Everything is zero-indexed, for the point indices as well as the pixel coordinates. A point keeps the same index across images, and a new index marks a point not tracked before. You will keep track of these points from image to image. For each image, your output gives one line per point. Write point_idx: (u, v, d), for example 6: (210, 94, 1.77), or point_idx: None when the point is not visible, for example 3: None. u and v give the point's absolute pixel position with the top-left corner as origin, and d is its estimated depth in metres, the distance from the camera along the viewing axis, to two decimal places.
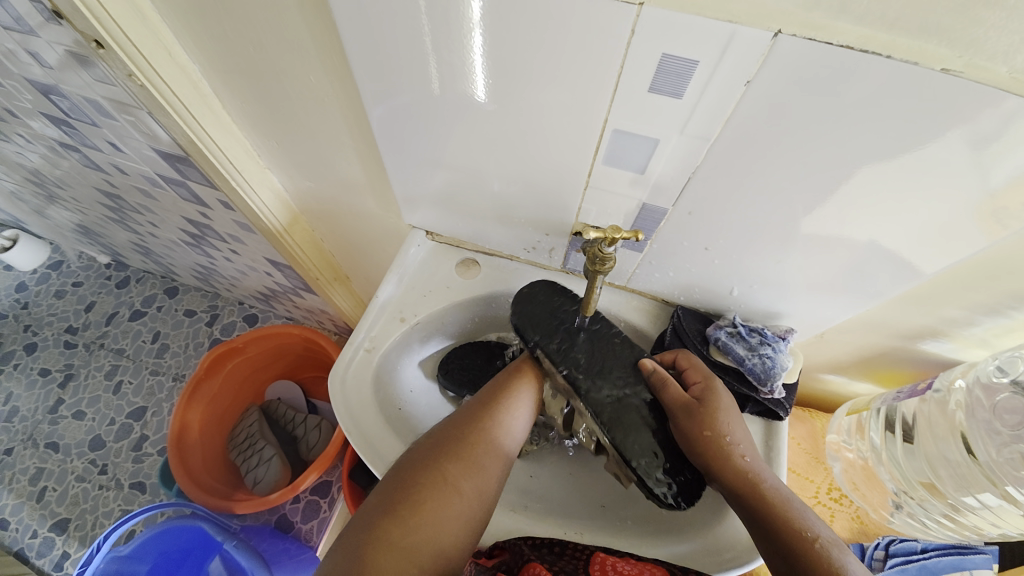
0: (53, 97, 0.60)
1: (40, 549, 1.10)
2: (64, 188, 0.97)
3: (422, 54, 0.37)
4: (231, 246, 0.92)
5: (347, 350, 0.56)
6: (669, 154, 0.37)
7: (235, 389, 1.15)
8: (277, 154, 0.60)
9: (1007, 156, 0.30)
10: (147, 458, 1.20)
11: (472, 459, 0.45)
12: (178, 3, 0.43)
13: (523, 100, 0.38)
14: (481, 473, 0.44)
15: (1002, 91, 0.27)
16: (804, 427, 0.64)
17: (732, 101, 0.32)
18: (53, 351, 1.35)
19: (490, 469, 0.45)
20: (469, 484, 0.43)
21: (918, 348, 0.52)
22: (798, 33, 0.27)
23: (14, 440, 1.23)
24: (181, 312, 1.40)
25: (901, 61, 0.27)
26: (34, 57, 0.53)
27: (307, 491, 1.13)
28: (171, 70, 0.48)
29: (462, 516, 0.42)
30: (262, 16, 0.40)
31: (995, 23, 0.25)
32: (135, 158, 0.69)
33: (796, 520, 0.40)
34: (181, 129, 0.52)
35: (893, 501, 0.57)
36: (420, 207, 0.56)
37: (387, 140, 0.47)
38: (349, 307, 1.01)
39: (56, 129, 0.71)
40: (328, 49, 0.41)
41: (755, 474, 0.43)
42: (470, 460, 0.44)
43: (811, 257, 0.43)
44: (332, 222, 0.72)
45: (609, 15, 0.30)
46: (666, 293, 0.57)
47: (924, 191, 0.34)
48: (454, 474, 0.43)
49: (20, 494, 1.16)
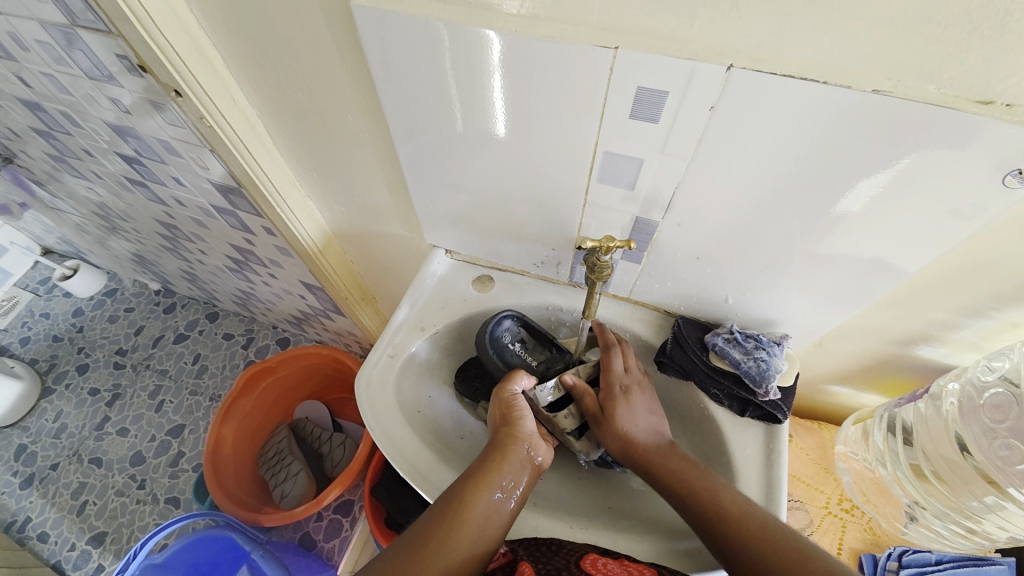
0: (127, 138, 0.70)
1: (76, 562, 1.15)
2: (127, 219, 1.09)
3: (442, 94, 0.44)
4: (270, 270, 1.00)
5: (372, 355, 0.61)
6: (653, 171, 0.42)
7: (267, 407, 1.22)
8: (317, 185, 0.68)
9: (947, 164, 0.34)
10: (182, 474, 1.26)
11: (486, 496, 0.48)
12: (241, 59, 0.52)
13: (526, 129, 0.44)
14: (492, 510, 0.48)
15: (930, 105, 0.31)
16: (812, 437, 0.67)
17: (700, 124, 0.37)
18: (103, 372, 1.46)
19: (501, 506, 0.48)
20: (485, 520, 0.47)
21: (914, 355, 0.55)
22: (748, 66, 0.33)
23: (61, 455, 1.31)
24: (220, 335, 1.50)
25: (836, 85, 0.32)
26: (114, 103, 0.62)
27: (330, 509, 1.17)
28: (233, 112, 0.57)
29: (482, 548, 0.46)
30: (309, 67, 0.48)
31: (913, 50, 0.30)
32: (193, 191, 0.79)
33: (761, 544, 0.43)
34: (237, 162, 0.61)
35: (907, 512, 0.58)
36: (440, 228, 0.63)
37: (412, 168, 0.54)
38: (375, 327, 1.08)
39: (127, 166, 0.81)
40: (362, 91, 0.49)
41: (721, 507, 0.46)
42: (485, 494, 0.48)
43: (794, 265, 0.47)
44: (361, 245, 0.80)
45: (591, 56, 0.36)
46: (667, 304, 0.60)
47: (880, 199, 0.38)
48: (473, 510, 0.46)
49: (61, 508, 1.23)
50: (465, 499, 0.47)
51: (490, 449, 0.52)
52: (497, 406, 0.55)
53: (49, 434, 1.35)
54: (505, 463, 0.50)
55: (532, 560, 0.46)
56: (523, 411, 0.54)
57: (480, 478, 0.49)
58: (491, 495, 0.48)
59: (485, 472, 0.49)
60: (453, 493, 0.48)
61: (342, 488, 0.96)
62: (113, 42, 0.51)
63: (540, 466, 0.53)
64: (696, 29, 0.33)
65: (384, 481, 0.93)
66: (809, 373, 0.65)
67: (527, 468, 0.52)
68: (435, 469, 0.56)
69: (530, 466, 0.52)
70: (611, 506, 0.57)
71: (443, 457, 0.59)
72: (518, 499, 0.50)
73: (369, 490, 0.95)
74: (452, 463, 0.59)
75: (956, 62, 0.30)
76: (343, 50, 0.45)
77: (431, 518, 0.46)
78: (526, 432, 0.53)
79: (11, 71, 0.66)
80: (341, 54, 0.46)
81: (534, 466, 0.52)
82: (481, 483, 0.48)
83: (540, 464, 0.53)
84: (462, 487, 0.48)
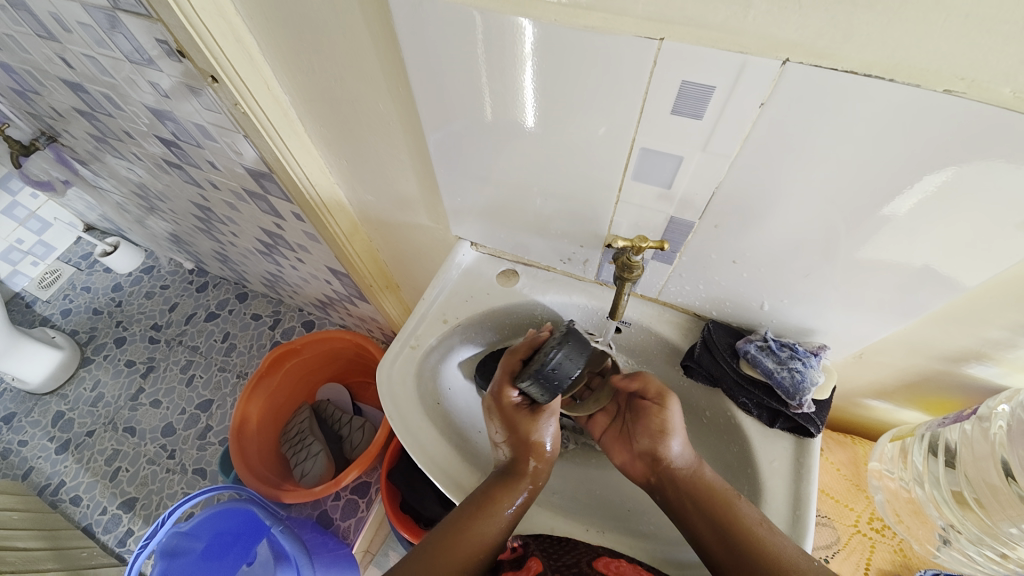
0: (166, 122, 0.72)
1: (108, 525, 1.21)
2: (165, 200, 1.12)
3: (476, 86, 0.43)
4: (298, 255, 1.02)
5: (394, 346, 0.61)
6: (692, 170, 0.41)
7: (291, 386, 1.24)
8: (345, 172, 0.68)
9: (1020, 173, 0.31)
10: (210, 447, 1.31)
11: (493, 521, 0.47)
12: (277, 44, 0.51)
13: (562, 123, 0.42)
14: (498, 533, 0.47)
15: (1005, 111, 0.29)
16: (844, 453, 0.64)
17: (747, 122, 0.35)
18: (139, 345, 1.52)
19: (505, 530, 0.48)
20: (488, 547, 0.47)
21: (963, 373, 0.52)
22: (805, 61, 0.31)
23: (98, 423, 1.38)
24: (248, 315, 1.54)
25: (903, 84, 0.30)
26: (153, 86, 0.64)
27: (347, 489, 1.19)
28: (265, 98, 0.57)
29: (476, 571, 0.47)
30: (343, 55, 0.48)
31: (990, 49, 0.27)
32: (226, 175, 0.80)
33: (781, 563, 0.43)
34: (268, 147, 0.61)
35: (940, 535, 0.55)
36: (467, 220, 0.62)
37: (442, 159, 0.53)
38: (397, 314, 1.09)
39: (164, 148, 0.83)
40: (393, 80, 0.48)
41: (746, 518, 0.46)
42: (495, 522, 0.47)
43: (838, 273, 0.44)
44: (386, 233, 0.80)
45: (633, 47, 0.34)
46: (697, 307, 0.59)
47: (934, 208, 0.35)
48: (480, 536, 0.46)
49: (96, 473, 1.29)
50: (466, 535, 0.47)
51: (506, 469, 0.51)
52: (506, 417, 0.52)
53: (87, 401, 1.42)
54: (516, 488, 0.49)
55: (545, 556, 0.47)
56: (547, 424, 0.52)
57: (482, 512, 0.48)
58: (494, 530, 0.47)
59: (491, 501, 0.48)
60: (457, 519, 0.48)
61: (360, 471, 0.97)
62: (152, 25, 0.51)
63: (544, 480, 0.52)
64: (749, 21, 0.31)
65: (402, 467, 0.94)
66: (844, 385, 0.62)
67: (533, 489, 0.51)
68: (451, 461, 0.56)
69: (539, 485, 0.51)
70: (629, 507, 0.57)
71: (462, 449, 0.59)
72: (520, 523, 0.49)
73: (387, 475, 0.96)
74: (471, 456, 0.59)
75: None
76: (374, 34, 0.44)
77: (431, 546, 0.47)
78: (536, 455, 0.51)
79: (55, 52, 0.68)
80: (374, 38, 0.45)
81: (539, 484, 0.51)
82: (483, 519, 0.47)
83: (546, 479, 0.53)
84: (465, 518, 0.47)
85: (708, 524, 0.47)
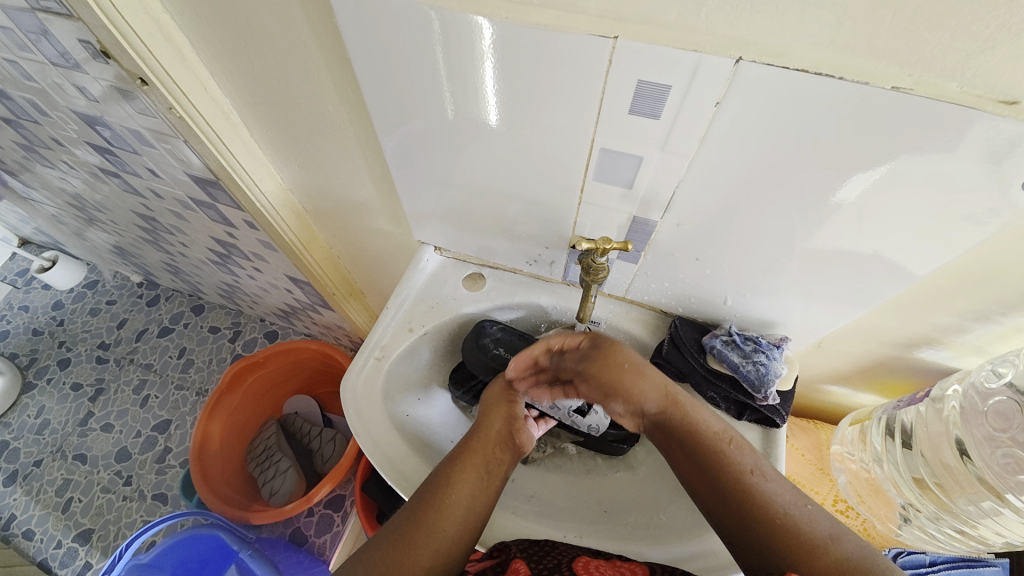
0: (98, 128, 0.66)
1: (62, 559, 1.13)
2: (104, 211, 1.05)
3: (430, 86, 0.41)
4: (254, 264, 0.97)
5: (359, 358, 0.59)
6: (653, 170, 0.40)
7: (254, 403, 1.19)
8: (299, 178, 0.65)
9: (967, 163, 0.32)
10: (169, 470, 1.24)
11: (465, 475, 0.48)
12: (214, 43, 0.48)
13: (521, 124, 0.41)
14: (473, 487, 0.47)
15: (952, 105, 0.29)
16: (808, 438, 0.67)
17: (705, 121, 0.35)
18: (85, 367, 1.42)
19: (481, 485, 0.48)
20: (469, 500, 0.46)
21: (916, 357, 0.54)
22: (758, 59, 0.31)
23: (44, 452, 1.28)
24: (206, 329, 1.46)
25: (853, 82, 0.30)
26: (80, 91, 0.58)
27: (321, 504, 1.15)
28: (203, 101, 0.53)
29: (450, 562, 0.44)
30: (287, 55, 0.45)
31: (935, 46, 0.28)
32: (169, 183, 0.75)
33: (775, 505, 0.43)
34: (212, 154, 0.58)
35: (901, 514, 0.58)
36: (430, 224, 0.60)
37: (398, 161, 0.51)
38: (364, 321, 1.05)
39: (99, 156, 0.77)
40: (343, 82, 0.46)
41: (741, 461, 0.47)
42: (466, 476, 0.47)
43: (797, 265, 0.45)
44: (348, 240, 0.77)
45: (589, 47, 0.33)
46: (664, 304, 0.59)
47: (876, 194, 0.36)
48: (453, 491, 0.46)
49: (45, 505, 1.20)
50: (431, 513, 0.45)
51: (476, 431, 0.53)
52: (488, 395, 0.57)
53: (30, 430, 1.32)
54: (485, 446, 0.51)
55: (527, 559, 0.46)
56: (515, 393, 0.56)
57: (447, 484, 0.47)
58: (469, 482, 0.47)
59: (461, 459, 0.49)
60: (433, 480, 0.48)
61: (332, 484, 0.94)
62: (72, 24, 0.47)
63: (514, 462, 0.53)
64: (702, 20, 0.30)
65: (376, 479, 0.91)
66: (807, 374, 0.64)
67: (506, 449, 0.52)
68: (422, 474, 0.55)
69: (511, 447, 0.53)
70: (607, 509, 0.56)
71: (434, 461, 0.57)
72: (498, 481, 0.50)
73: (360, 487, 0.93)
74: None
75: (981, 60, 0.28)
76: (319, 33, 0.42)
77: (411, 508, 0.46)
78: (500, 433, 0.53)
79: None
80: (319, 35, 0.42)
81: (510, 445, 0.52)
82: (449, 491, 0.46)
83: (522, 443, 0.54)
84: (428, 498, 0.46)
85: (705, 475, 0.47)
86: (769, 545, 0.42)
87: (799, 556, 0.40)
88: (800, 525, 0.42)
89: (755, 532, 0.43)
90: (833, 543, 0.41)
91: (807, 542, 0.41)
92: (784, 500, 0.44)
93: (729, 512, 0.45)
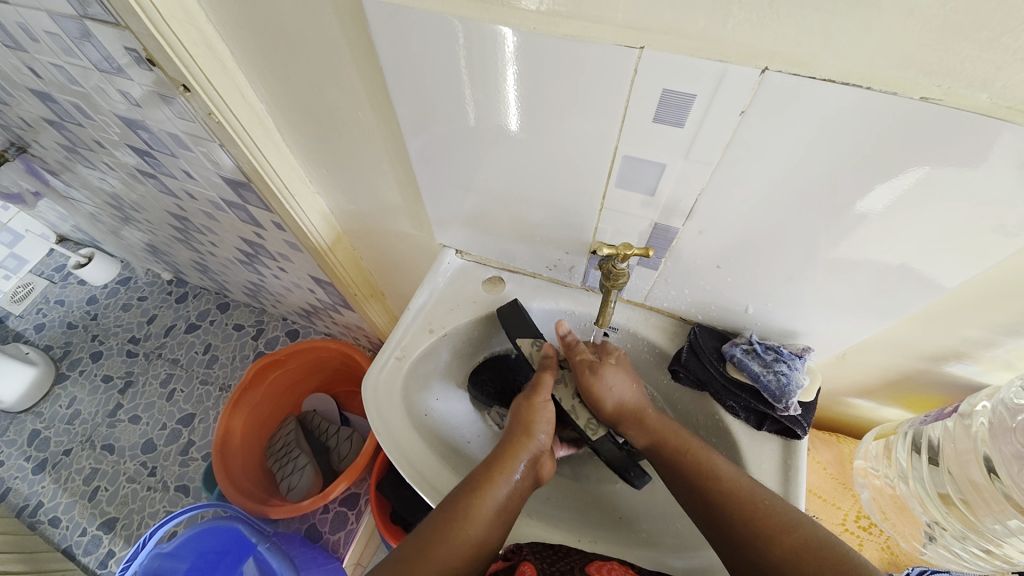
0: (138, 131, 0.69)
1: (88, 546, 1.17)
2: (140, 210, 1.09)
3: (456, 93, 0.42)
4: (279, 264, 1.00)
5: (380, 356, 0.60)
6: (675, 177, 0.40)
7: (275, 400, 1.22)
8: (326, 180, 0.67)
9: (991, 178, 0.32)
10: (192, 463, 1.27)
11: (484, 506, 0.46)
12: (251, 51, 0.50)
13: (544, 131, 0.42)
14: (491, 518, 0.46)
15: (981, 117, 0.29)
16: (830, 451, 0.66)
17: (728, 129, 0.35)
18: (116, 360, 1.47)
19: (498, 517, 0.47)
20: (485, 532, 0.46)
21: (943, 371, 0.53)
22: (783, 70, 0.31)
23: (74, 441, 1.33)
24: (231, 326, 1.50)
25: (881, 92, 0.30)
26: (124, 95, 0.61)
27: (336, 501, 1.17)
28: (240, 106, 0.55)
29: None
30: (319, 62, 0.47)
31: (965, 56, 0.28)
32: (202, 184, 0.78)
33: (749, 495, 0.45)
34: (245, 157, 0.60)
35: (925, 532, 0.56)
36: (451, 227, 0.61)
37: (423, 166, 0.53)
38: (383, 322, 1.07)
39: (138, 158, 0.81)
40: (372, 87, 0.47)
41: (708, 458, 0.49)
42: (486, 508, 0.46)
43: (823, 274, 0.44)
44: (371, 241, 0.79)
45: (613, 56, 0.34)
46: (683, 311, 0.59)
47: (905, 206, 0.36)
48: (471, 522, 0.45)
49: (74, 493, 1.25)
50: (449, 538, 0.44)
51: (499, 456, 0.51)
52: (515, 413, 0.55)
53: (62, 419, 1.37)
54: (508, 476, 0.49)
55: (539, 561, 0.47)
56: (545, 420, 0.54)
57: (467, 511, 0.46)
58: (487, 513, 0.46)
59: (482, 485, 0.48)
60: (454, 503, 0.47)
61: (348, 483, 0.95)
62: (120, 33, 0.49)
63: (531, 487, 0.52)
64: (727, 31, 0.31)
65: (390, 478, 0.92)
66: (829, 386, 0.63)
67: (526, 479, 0.51)
68: (439, 472, 0.55)
69: (531, 476, 0.51)
70: (622, 516, 0.56)
71: (450, 461, 0.58)
72: (513, 512, 0.49)
73: (375, 486, 0.94)
74: (459, 469, 0.58)
75: (1012, 71, 0.27)
76: (352, 42, 0.43)
77: (427, 530, 0.45)
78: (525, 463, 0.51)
79: (22, 61, 0.66)
80: (351, 43, 0.44)
81: (530, 475, 0.51)
82: (468, 518, 0.45)
83: (540, 472, 0.53)
84: (445, 523, 0.45)
85: (682, 476, 0.49)
86: (743, 533, 0.44)
87: (772, 541, 0.42)
88: (771, 513, 0.43)
89: (724, 524, 0.45)
90: (802, 530, 0.42)
91: (779, 528, 0.42)
92: (753, 491, 0.45)
93: (705, 509, 0.47)
